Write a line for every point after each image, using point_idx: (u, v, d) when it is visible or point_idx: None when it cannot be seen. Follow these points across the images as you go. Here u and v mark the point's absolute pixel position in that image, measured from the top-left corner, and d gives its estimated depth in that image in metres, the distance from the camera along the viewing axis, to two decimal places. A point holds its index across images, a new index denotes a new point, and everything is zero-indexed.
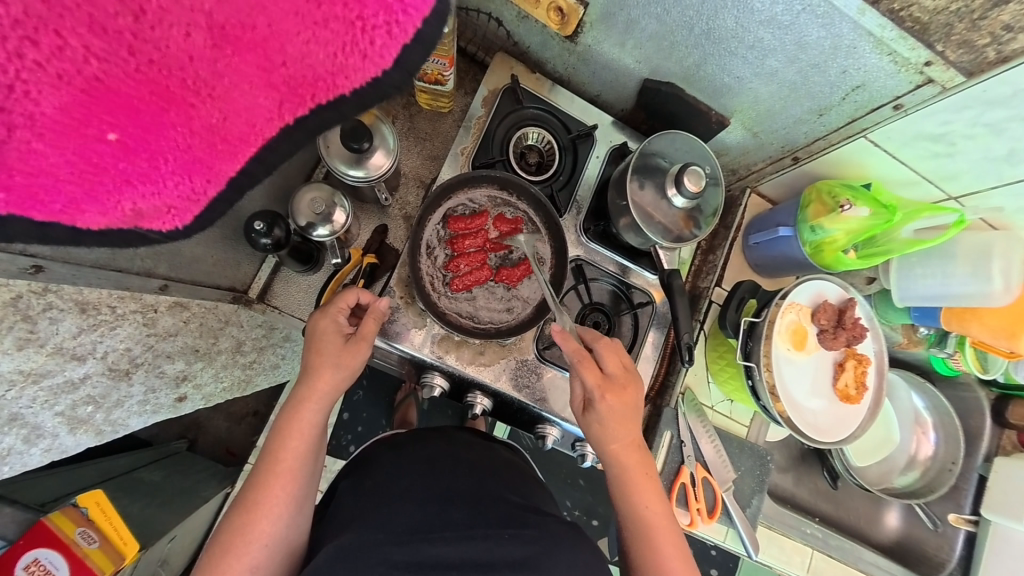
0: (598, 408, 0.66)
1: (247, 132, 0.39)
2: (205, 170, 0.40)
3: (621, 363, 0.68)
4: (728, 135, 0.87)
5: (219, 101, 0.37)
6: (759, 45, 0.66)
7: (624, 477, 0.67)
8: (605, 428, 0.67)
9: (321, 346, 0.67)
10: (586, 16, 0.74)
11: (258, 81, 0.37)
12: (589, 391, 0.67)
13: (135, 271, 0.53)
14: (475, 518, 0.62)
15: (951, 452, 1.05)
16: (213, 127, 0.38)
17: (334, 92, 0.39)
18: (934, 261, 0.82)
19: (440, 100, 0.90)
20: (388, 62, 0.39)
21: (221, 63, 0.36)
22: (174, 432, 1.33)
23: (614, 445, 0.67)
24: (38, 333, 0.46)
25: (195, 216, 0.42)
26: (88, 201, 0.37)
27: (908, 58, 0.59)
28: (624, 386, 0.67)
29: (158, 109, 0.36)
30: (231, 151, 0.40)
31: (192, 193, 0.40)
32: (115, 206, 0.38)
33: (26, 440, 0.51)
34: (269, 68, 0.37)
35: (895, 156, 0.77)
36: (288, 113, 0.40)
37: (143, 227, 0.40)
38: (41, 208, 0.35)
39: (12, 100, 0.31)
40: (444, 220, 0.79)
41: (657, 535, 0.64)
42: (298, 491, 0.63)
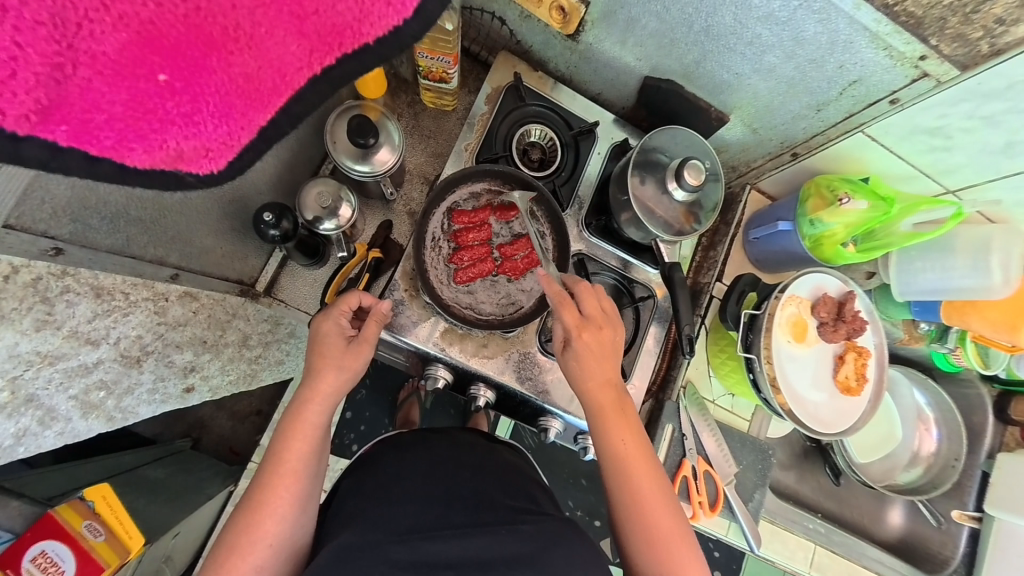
0: (575, 347, 0.68)
1: (279, 81, 0.40)
2: (241, 118, 0.40)
3: (601, 306, 0.70)
4: (727, 132, 0.89)
5: (256, 49, 0.38)
6: (757, 41, 0.67)
7: (602, 415, 0.68)
8: (583, 368, 0.68)
9: (323, 348, 0.68)
10: (587, 15, 0.76)
11: (292, 28, 0.38)
12: (567, 332, 0.68)
13: (148, 258, 0.58)
14: (473, 518, 0.63)
15: (953, 448, 1.05)
16: (248, 74, 0.38)
17: (361, 41, 0.40)
18: (933, 253, 0.83)
19: (445, 98, 0.92)
20: (408, 9, 0.40)
21: (259, 12, 0.36)
22: (178, 432, 1.33)
23: (589, 384, 0.68)
24: (55, 316, 0.47)
25: (230, 163, 0.42)
26: (135, 139, 0.36)
27: (903, 52, 0.60)
28: (601, 327, 0.69)
29: (203, 54, 0.36)
30: (264, 101, 0.40)
31: (228, 139, 0.40)
32: (159, 145, 0.37)
33: (42, 422, 0.52)
34: (303, 15, 0.38)
35: (892, 150, 0.78)
36: (317, 63, 0.41)
37: (181, 170, 0.39)
38: (93, 142, 0.35)
39: (75, 37, 0.31)
40: (449, 214, 0.80)
41: (636, 470, 0.66)
42: (301, 492, 0.64)
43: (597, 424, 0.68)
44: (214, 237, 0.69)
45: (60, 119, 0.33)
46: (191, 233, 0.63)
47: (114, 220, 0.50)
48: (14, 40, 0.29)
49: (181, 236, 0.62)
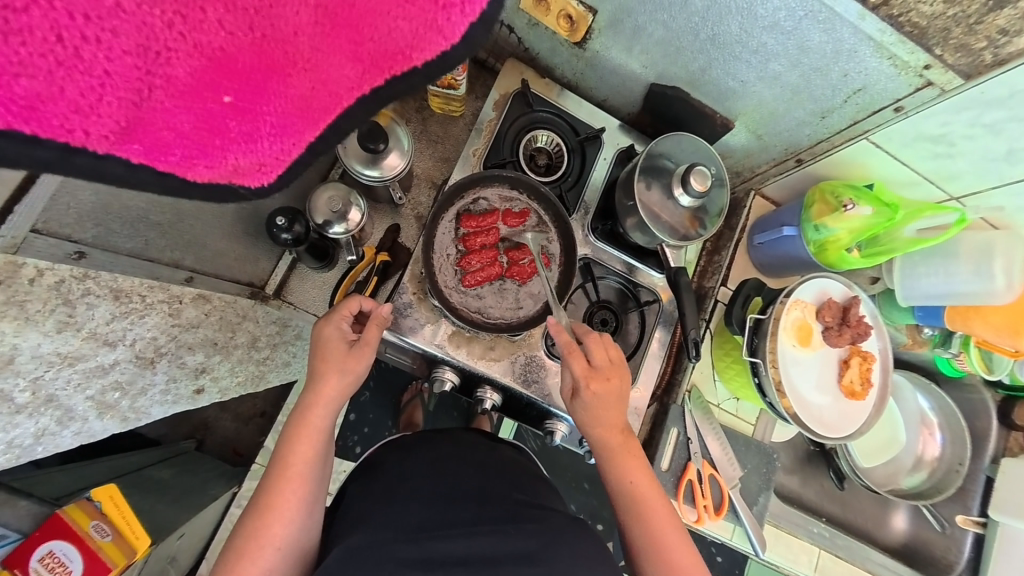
0: (585, 396, 0.70)
1: (330, 101, 0.42)
2: (295, 135, 0.42)
3: (609, 355, 0.72)
4: (732, 138, 0.89)
5: (314, 72, 0.39)
6: (762, 49, 0.68)
7: (612, 461, 0.70)
8: (592, 415, 0.70)
9: (326, 353, 0.69)
10: (595, 23, 0.78)
11: (348, 53, 0.39)
12: (576, 381, 0.70)
13: (162, 261, 0.59)
14: (479, 515, 0.63)
15: (957, 452, 1.05)
16: (304, 95, 0.40)
17: (409, 65, 0.42)
18: (936, 259, 0.84)
19: (452, 104, 0.93)
20: (456, 36, 0.41)
21: (320, 38, 0.37)
22: (181, 433, 1.34)
23: (598, 429, 0.70)
24: (75, 317, 0.48)
25: (280, 176, 0.43)
26: (200, 155, 0.38)
27: (907, 61, 0.61)
28: (610, 377, 0.70)
29: (265, 77, 0.37)
30: (316, 119, 0.42)
31: (282, 155, 0.42)
32: (221, 161, 0.39)
33: (60, 422, 0.53)
34: (359, 42, 0.39)
35: (896, 157, 0.78)
36: (367, 84, 0.42)
37: (236, 183, 0.41)
38: (163, 159, 0.36)
39: (156, 64, 0.32)
40: (457, 218, 0.81)
41: (650, 511, 0.67)
42: (307, 495, 0.64)
43: (608, 468, 0.70)
44: (224, 239, 0.70)
45: (136, 138, 0.34)
46: (203, 234, 0.65)
47: (133, 224, 0.53)
48: (105, 70, 0.30)
49: (195, 238, 0.65)
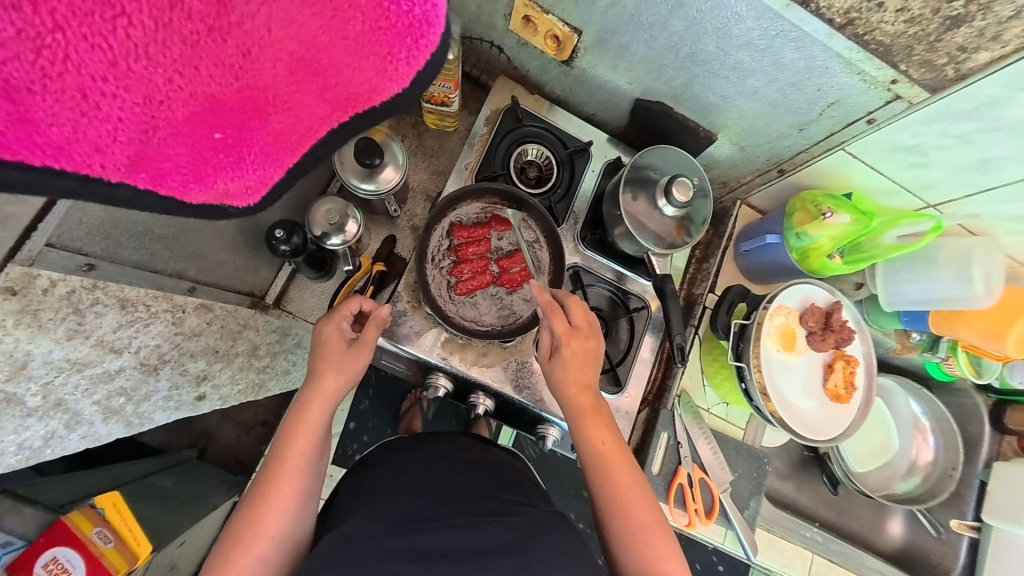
0: (564, 353, 0.71)
1: (304, 133, 0.45)
2: (275, 161, 0.45)
3: (588, 318, 0.73)
4: (717, 150, 0.92)
5: (292, 112, 0.42)
6: (739, 66, 0.72)
7: (582, 419, 0.72)
8: (567, 373, 0.72)
9: (325, 351, 0.71)
10: (580, 43, 0.81)
11: (320, 97, 0.42)
12: (555, 339, 0.72)
13: (167, 272, 0.63)
14: (467, 509, 0.66)
15: (951, 457, 1.05)
16: (282, 130, 0.43)
17: (368, 104, 0.44)
18: (917, 265, 0.85)
19: (447, 120, 0.96)
20: (404, 82, 0.42)
21: (296, 86, 0.40)
22: (184, 441, 1.36)
23: (571, 389, 0.72)
24: (85, 325, 0.50)
25: (264, 196, 0.48)
26: (195, 181, 0.41)
27: (875, 76, 0.64)
28: (588, 336, 0.72)
29: (249, 117, 0.40)
30: (293, 147, 0.45)
31: (264, 178, 0.46)
32: (212, 185, 0.43)
33: (67, 425, 0.55)
34: (328, 87, 0.41)
35: (873, 167, 0.81)
36: (336, 119, 0.45)
37: (226, 204, 0.45)
38: (164, 185, 0.39)
39: (158, 111, 0.34)
40: (450, 229, 0.84)
41: (616, 470, 0.69)
42: (302, 490, 0.66)
43: (577, 426, 0.71)
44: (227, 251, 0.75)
45: (143, 169, 0.37)
46: (206, 247, 0.70)
47: (138, 237, 0.58)
48: (119, 117, 0.33)
49: (199, 251, 0.70)
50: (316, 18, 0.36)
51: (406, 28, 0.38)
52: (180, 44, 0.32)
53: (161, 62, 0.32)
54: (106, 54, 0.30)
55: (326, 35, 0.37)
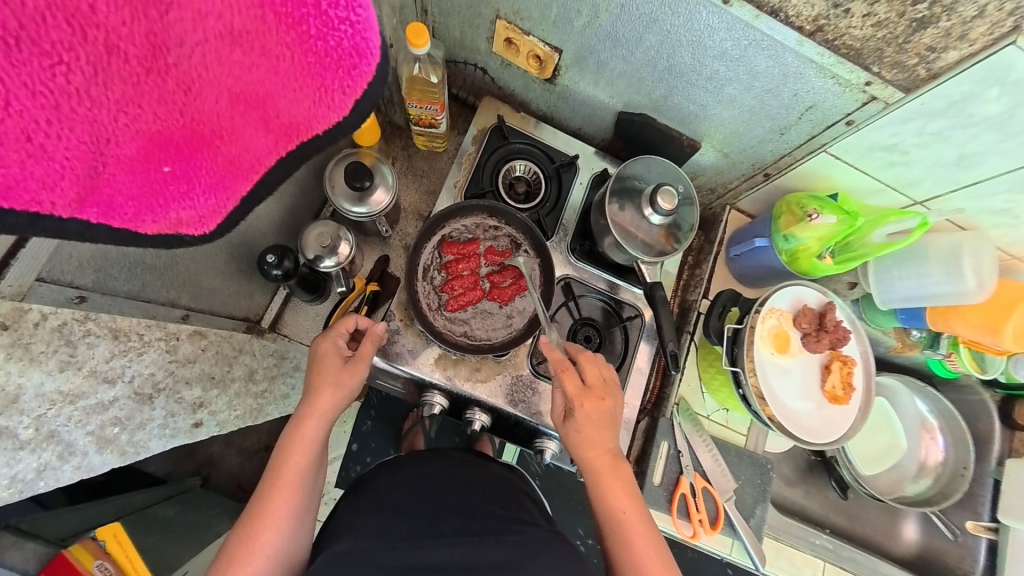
0: (577, 415, 0.72)
1: (253, 162, 0.45)
2: (226, 190, 0.45)
3: (600, 375, 0.74)
4: (702, 157, 0.94)
5: (236, 142, 0.42)
6: (715, 76, 0.73)
7: (601, 484, 0.70)
8: (583, 436, 0.72)
9: (322, 367, 0.71)
10: (561, 61, 0.83)
11: (263, 127, 0.42)
12: (568, 400, 0.72)
13: (160, 300, 0.64)
14: (462, 527, 0.65)
15: (961, 456, 1.03)
16: (230, 160, 0.43)
17: (310, 133, 0.44)
18: (908, 262, 0.85)
19: (436, 141, 0.99)
20: (345, 110, 0.42)
21: (238, 116, 0.40)
22: (188, 469, 1.36)
23: (590, 453, 0.71)
24: (77, 356, 0.51)
25: (219, 223, 0.47)
26: (147, 212, 0.40)
27: (849, 79, 0.65)
28: (602, 396, 0.72)
29: (195, 149, 0.40)
30: (245, 176, 0.45)
31: (217, 207, 0.45)
32: (164, 216, 0.41)
33: (60, 456, 0.54)
34: (268, 118, 0.42)
35: (857, 167, 0.82)
36: (282, 148, 0.45)
37: (181, 232, 0.44)
38: (117, 217, 0.38)
39: (105, 148, 0.34)
40: (440, 246, 0.85)
41: (636, 539, 0.67)
42: (298, 504, 0.66)
43: (595, 492, 0.71)
44: (221, 279, 0.76)
45: (94, 203, 0.36)
46: (200, 276, 0.71)
47: (129, 269, 0.57)
48: (65, 156, 0.32)
49: (191, 279, 0.70)
50: (247, 57, 0.36)
51: (337, 60, 0.38)
52: (121, 85, 0.32)
53: (103, 102, 0.32)
54: (47, 99, 0.29)
55: (259, 70, 0.38)
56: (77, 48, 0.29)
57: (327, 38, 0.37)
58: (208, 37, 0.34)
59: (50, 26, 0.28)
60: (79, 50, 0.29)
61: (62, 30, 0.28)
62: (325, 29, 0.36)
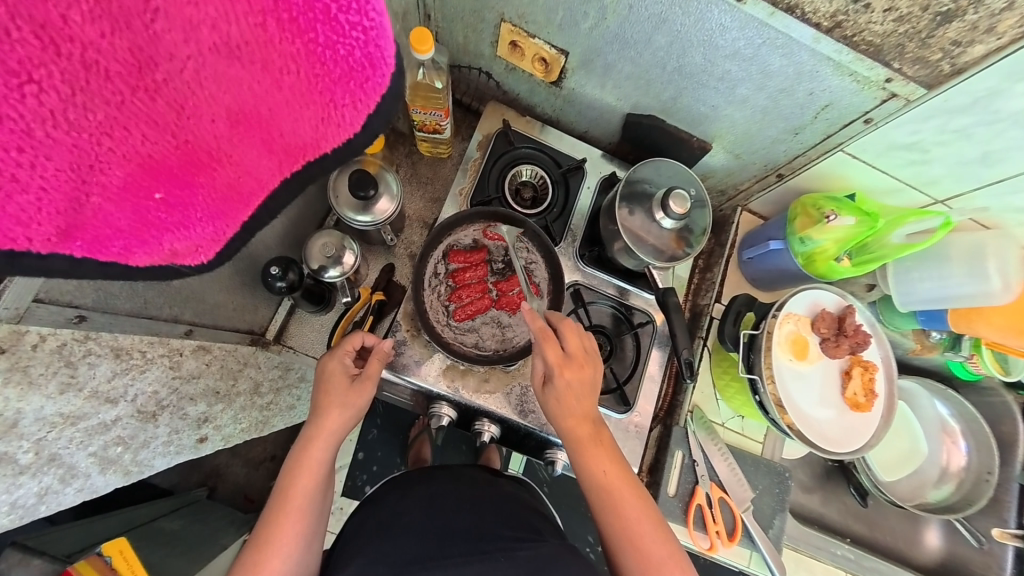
0: (557, 384, 0.69)
1: (255, 186, 0.44)
2: (225, 218, 0.44)
3: (582, 344, 0.71)
4: (712, 159, 0.92)
5: (236, 165, 0.40)
6: (727, 76, 0.71)
7: (582, 449, 0.69)
8: (563, 405, 0.69)
9: (328, 387, 0.70)
10: (567, 64, 0.82)
11: (264, 149, 0.41)
12: (548, 368, 0.69)
13: (162, 316, 0.62)
14: (471, 547, 0.63)
15: (985, 461, 0.99)
16: (230, 184, 0.42)
17: (318, 153, 0.43)
18: (929, 263, 0.83)
19: (440, 147, 0.97)
20: (356, 127, 0.41)
21: (237, 138, 0.39)
22: (195, 480, 1.34)
23: (569, 420, 0.69)
24: (78, 377, 0.50)
25: (218, 252, 0.46)
26: (139, 245, 0.39)
27: (868, 76, 0.62)
28: (582, 365, 0.69)
29: (190, 174, 0.38)
30: (245, 202, 0.44)
31: (215, 235, 0.44)
32: (157, 247, 0.40)
33: (62, 479, 0.53)
34: (270, 138, 0.40)
35: (874, 166, 0.79)
36: (286, 169, 0.44)
37: (177, 263, 0.43)
38: (104, 251, 0.37)
39: (89, 176, 0.32)
40: (446, 255, 0.83)
41: (623, 500, 0.66)
42: (306, 529, 0.64)
43: (578, 457, 0.69)
44: (225, 292, 0.74)
45: (78, 237, 0.34)
46: (202, 290, 0.68)
47: (132, 287, 0.54)
48: (42, 187, 0.30)
49: (196, 295, 0.68)
50: (245, 71, 0.34)
51: (347, 73, 0.37)
52: (103, 106, 0.30)
53: (85, 127, 0.30)
54: (18, 123, 0.27)
55: (259, 85, 0.36)
56: (49, 64, 0.27)
57: (337, 48, 0.35)
58: (201, 52, 0.32)
59: (16, 40, 0.25)
60: (52, 67, 0.27)
61: (30, 44, 0.26)
62: (335, 37, 0.34)
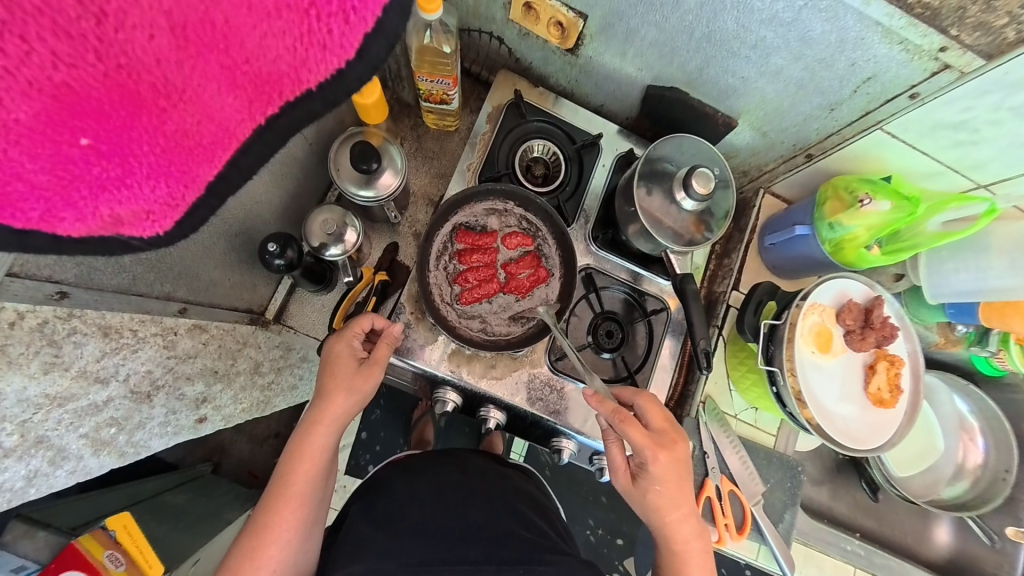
0: (651, 469, 0.63)
1: (219, 135, 0.39)
2: (182, 175, 0.39)
3: (664, 418, 0.66)
4: (737, 136, 0.86)
5: (190, 105, 0.36)
6: (762, 43, 0.65)
7: (681, 549, 0.66)
8: (661, 494, 0.64)
9: (335, 370, 0.67)
10: (585, 29, 0.75)
11: (224, 80, 0.36)
12: (640, 452, 0.63)
13: (155, 294, 0.58)
14: (490, 554, 0.62)
15: (1004, 459, 0.96)
16: (185, 131, 0.37)
17: (300, 88, 0.39)
18: (965, 253, 0.78)
19: (447, 119, 0.91)
20: (350, 53, 0.38)
21: (188, 65, 0.34)
22: (199, 456, 1.34)
23: (671, 515, 0.65)
24: (63, 357, 0.47)
25: (176, 222, 0.41)
26: (65, 207, 0.35)
27: (920, 45, 0.56)
28: (674, 441, 0.65)
29: (130, 114, 0.34)
30: (206, 155, 0.39)
31: (170, 199, 0.39)
32: (92, 212, 0.36)
33: (52, 462, 0.52)
34: (233, 66, 0.36)
35: (915, 147, 0.74)
36: (258, 112, 0.39)
37: (123, 233, 0.38)
38: (18, 215, 0.33)
39: None
40: (454, 234, 0.80)
41: None
42: (306, 517, 0.64)
43: (676, 558, 0.66)
44: (222, 270, 0.71)
45: None
46: (197, 266, 0.65)
47: (118, 260, 0.50)
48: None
49: (189, 270, 0.64)
50: None
51: None
52: None
53: None
54: None
55: None
56: None
57: None
58: None
59: None
60: None
61: None
62: None
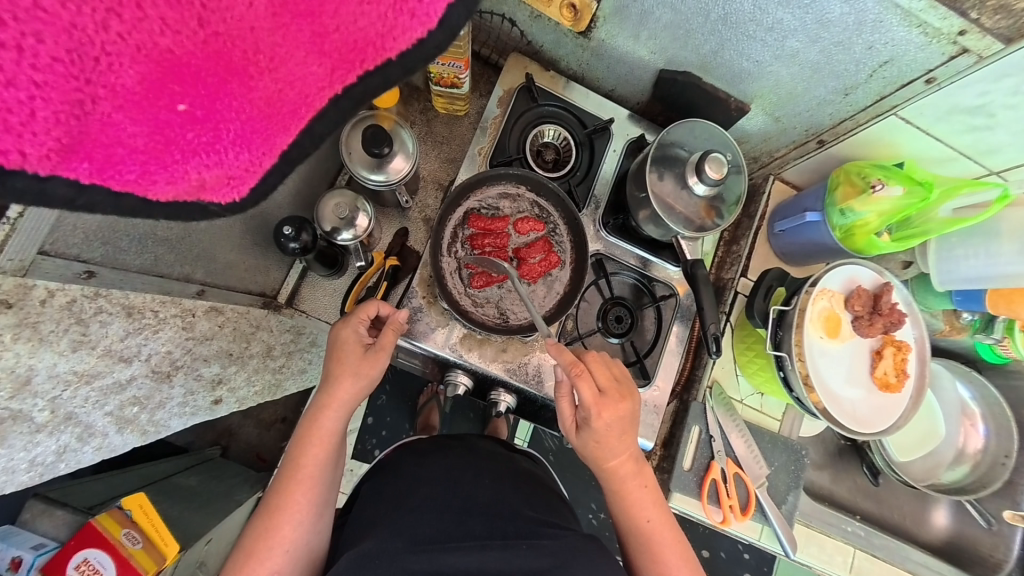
0: (594, 425, 0.65)
1: (299, 103, 0.40)
2: (262, 143, 0.40)
3: (614, 375, 0.67)
4: (749, 122, 0.86)
5: (276, 73, 0.38)
6: (779, 26, 0.64)
7: (623, 498, 0.68)
8: (603, 445, 0.66)
9: (342, 355, 0.68)
10: (599, 11, 0.75)
11: (313, 48, 0.38)
12: (585, 409, 0.64)
13: (174, 275, 0.59)
14: (492, 530, 0.64)
15: (1004, 444, 0.97)
16: (268, 98, 0.38)
17: (383, 56, 0.41)
18: (975, 240, 0.79)
19: (456, 103, 0.91)
20: (433, 21, 0.40)
21: (279, 32, 0.36)
22: (208, 440, 1.36)
23: (614, 462, 0.67)
24: (90, 335, 0.48)
25: (252, 188, 0.42)
26: (158, 171, 0.36)
27: (939, 28, 0.56)
28: (621, 400, 0.65)
29: (221, 79, 0.36)
30: (285, 123, 0.40)
31: (250, 165, 0.40)
32: (182, 175, 0.37)
33: (79, 438, 0.53)
34: (323, 34, 0.38)
35: (928, 132, 0.74)
36: (338, 81, 0.41)
37: (204, 199, 0.39)
38: (117, 177, 0.34)
39: (94, 72, 0.31)
40: (466, 219, 0.80)
41: (662, 549, 0.67)
42: (316, 498, 0.65)
43: (620, 505, 0.69)
44: (237, 252, 0.72)
45: (83, 156, 0.32)
46: (211, 248, 0.65)
47: (139, 240, 0.51)
48: (32, 81, 0.29)
49: (205, 253, 0.65)
50: None
51: None
52: None
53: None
54: None
55: None
56: None
57: None
58: None
59: None
60: None
61: None
62: None
